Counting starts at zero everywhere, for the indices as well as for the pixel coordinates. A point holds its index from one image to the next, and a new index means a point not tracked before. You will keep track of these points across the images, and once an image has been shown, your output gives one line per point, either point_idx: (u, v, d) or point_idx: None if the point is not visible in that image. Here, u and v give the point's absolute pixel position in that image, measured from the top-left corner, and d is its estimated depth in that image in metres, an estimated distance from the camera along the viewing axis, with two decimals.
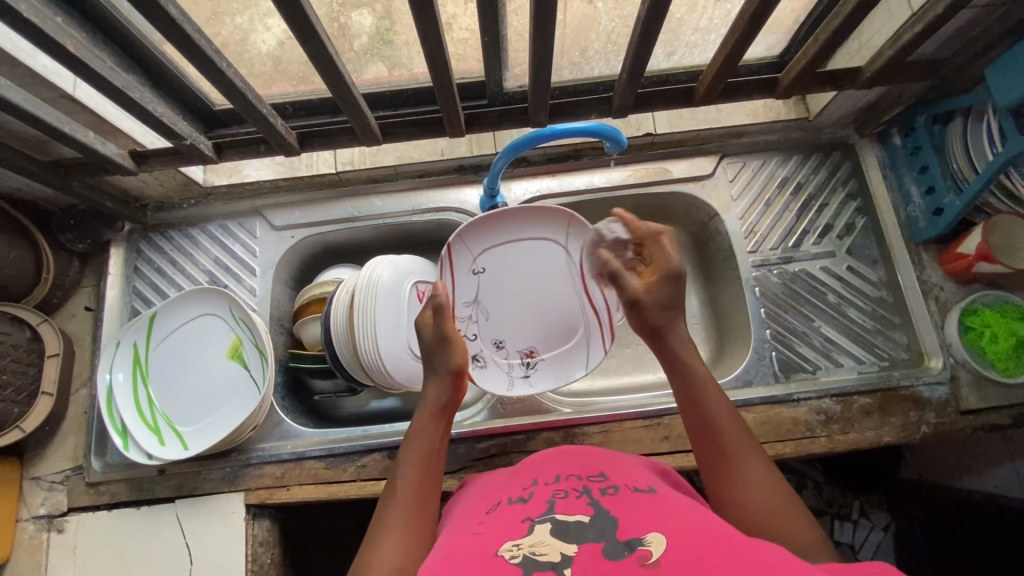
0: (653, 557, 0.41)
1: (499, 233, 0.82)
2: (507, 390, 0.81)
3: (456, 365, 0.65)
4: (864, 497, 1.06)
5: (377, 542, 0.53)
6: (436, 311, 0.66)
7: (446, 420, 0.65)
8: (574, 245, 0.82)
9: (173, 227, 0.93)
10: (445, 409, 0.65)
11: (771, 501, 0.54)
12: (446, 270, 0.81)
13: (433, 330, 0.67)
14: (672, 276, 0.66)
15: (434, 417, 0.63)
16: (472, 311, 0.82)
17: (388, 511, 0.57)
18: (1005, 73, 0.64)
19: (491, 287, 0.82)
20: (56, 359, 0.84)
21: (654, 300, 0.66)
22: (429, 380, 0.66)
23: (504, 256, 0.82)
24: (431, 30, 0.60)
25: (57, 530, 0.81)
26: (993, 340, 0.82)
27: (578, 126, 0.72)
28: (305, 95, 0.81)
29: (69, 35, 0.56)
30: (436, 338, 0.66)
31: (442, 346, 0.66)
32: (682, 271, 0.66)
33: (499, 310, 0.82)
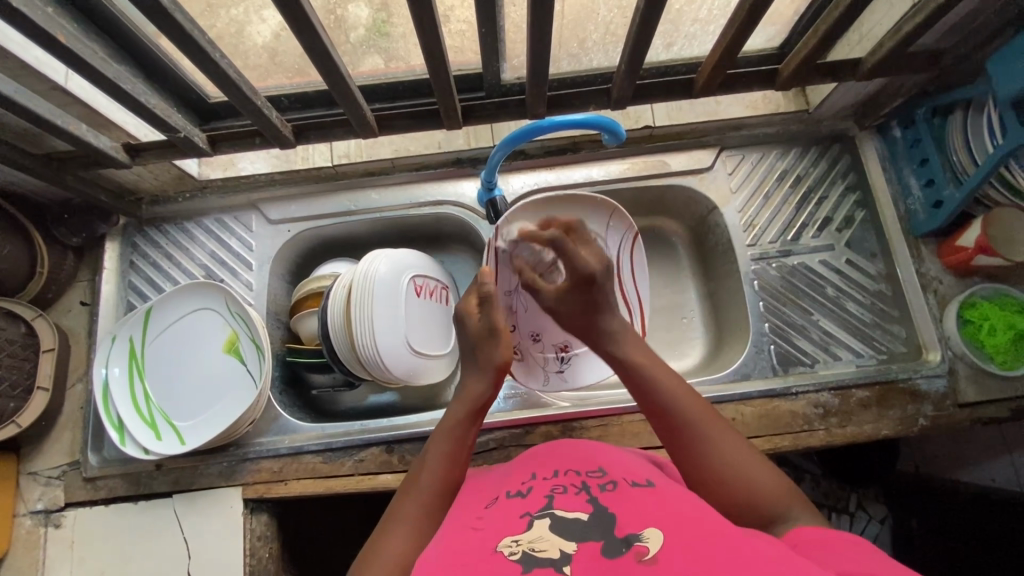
0: (650, 553, 0.40)
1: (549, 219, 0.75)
2: (543, 386, 0.82)
3: (500, 361, 0.65)
4: (861, 490, 1.05)
5: (390, 536, 0.53)
6: (485, 300, 0.67)
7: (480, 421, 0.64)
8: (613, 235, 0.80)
9: (168, 220, 0.92)
10: (481, 409, 0.63)
11: (754, 475, 0.53)
12: (490, 257, 0.75)
13: (481, 320, 0.67)
14: (587, 280, 0.62)
15: (470, 417, 0.62)
16: (512, 301, 0.77)
17: (403, 505, 0.56)
18: (1006, 66, 0.64)
19: (534, 278, 0.77)
20: (52, 353, 0.83)
21: (572, 309, 0.64)
22: (471, 376, 0.65)
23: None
24: (428, 21, 0.59)
25: (54, 525, 0.81)
26: (993, 332, 0.82)
27: (577, 119, 0.71)
28: (300, 88, 0.80)
29: (61, 26, 0.55)
30: (483, 330, 0.66)
31: (489, 338, 0.65)
32: (594, 274, 0.61)
33: (541, 302, 0.78)
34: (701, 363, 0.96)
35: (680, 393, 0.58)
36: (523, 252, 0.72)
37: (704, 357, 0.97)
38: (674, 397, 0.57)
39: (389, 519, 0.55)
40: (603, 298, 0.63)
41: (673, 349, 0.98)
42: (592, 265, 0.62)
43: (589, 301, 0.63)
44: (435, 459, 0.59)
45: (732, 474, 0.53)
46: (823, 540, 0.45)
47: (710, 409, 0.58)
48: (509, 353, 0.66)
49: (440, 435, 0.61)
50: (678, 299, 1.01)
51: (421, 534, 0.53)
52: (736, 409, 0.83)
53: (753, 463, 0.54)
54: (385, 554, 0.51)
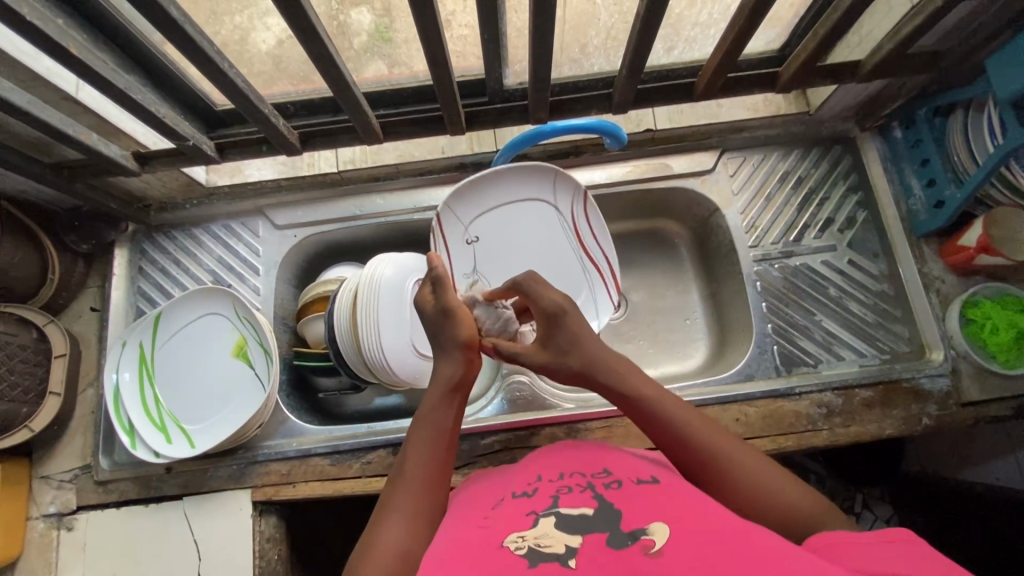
0: (656, 546, 0.41)
1: (496, 194, 0.85)
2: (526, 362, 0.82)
3: (464, 338, 0.64)
4: (867, 489, 1.05)
5: (387, 522, 0.53)
6: (436, 283, 0.67)
7: (460, 400, 0.63)
8: (563, 199, 0.85)
9: (176, 227, 0.93)
10: (458, 387, 0.63)
11: (784, 489, 0.53)
12: (440, 241, 0.84)
13: (435, 305, 0.67)
14: (550, 316, 0.65)
15: (446, 397, 0.62)
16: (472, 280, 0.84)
17: (394, 494, 0.56)
18: (1001, 68, 0.65)
19: (488, 251, 0.85)
20: (63, 358, 0.85)
21: (557, 355, 0.64)
22: (440, 358, 0.65)
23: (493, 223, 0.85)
24: (430, 28, 0.60)
25: (66, 528, 0.82)
26: (994, 332, 0.83)
27: (579, 125, 0.76)
28: (306, 95, 0.81)
29: (72, 37, 0.56)
30: (438, 312, 0.66)
31: (446, 320, 0.65)
32: (561, 309, 0.64)
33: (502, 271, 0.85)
34: (704, 365, 0.96)
35: (692, 424, 0.57)
36: (486, 316, 0.74)
37: (708, 358, 0.97)
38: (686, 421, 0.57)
39: (384, 508, 0.55)
40: (576, 332, 0.64)
41: (676, 350, 0.99)
42: (557, 300, 0.65)
43: (550, 336, 0.65)
44: (421, 442, 0.59)
45: (768, 494, 0.53)
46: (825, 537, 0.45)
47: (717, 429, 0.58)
48: (472, 327, 0.65)
49: (422, 422, 0.61)
50: (682, 300, 1.02)
51: (418, 521, 0.54)
52: (740, 409, 0.83)
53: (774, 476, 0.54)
54: (386, 540, 0.51)
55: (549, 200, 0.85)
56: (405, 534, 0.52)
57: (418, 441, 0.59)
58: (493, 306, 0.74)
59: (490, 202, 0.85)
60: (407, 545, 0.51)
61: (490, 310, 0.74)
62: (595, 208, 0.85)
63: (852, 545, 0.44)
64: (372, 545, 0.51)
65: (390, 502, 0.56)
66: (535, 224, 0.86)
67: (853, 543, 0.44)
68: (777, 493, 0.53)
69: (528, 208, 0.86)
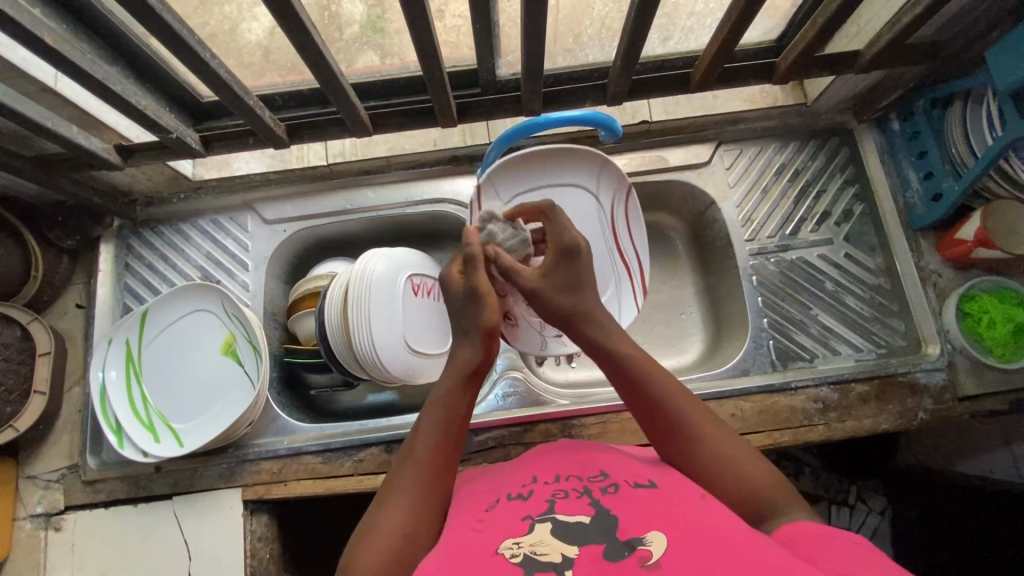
0: (653, 557, 0.40)
1: (541, 175, 0.75)
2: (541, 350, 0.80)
3: (486, 324, 0.62)
4: (861, 482, 1.06)
5: (388, 504, 0.52)
6: (467, 259, 0.65)
7: (474, 386, 0.61)
8: (605, 191, 0.77)
9: (163, 222, 0.91)
10: (473, 376, 0.61)
11: (740, 468, 0.52)
12: (473, 210, 0.74)
13: (462, 286, 0.65)
14: (565, 251, 0.64)
15: (462, 383, 0.60)
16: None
17: (401, 473, 0.55)
18: (1000, 61, 0.64)
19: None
20: (48, 356, 0.83)
21: (555, 285, 0.63)
22: (457, 345, 0.62)
23: (531, 207, 0.76)
24: (420, 18, 0.58)
25: (54, 528, 0.81)
26: (991, 325, 0.82)
27: (567, 116, 0.71)
28: (294, 86, 0.80)
29: (48, 27, 0.54)
30: (465, 295, 0.64)
31: (471, 302, 0.63)
32: (580, 248, 0.63)
33: None
34: (700, 359, 0.96)
35: (666, 381, 0.57)
36: (500, 229, 0.69)
37: (704, 352, 0.97)
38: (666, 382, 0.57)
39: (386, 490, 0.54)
40: (581, 276, 0.64)
41: (672, 345, 0.98)
42: (577, 238, 0.64)
43: (560, 271, 0.63)
44: (431, 425, 0.57)
45: (724, 467, 0.52)
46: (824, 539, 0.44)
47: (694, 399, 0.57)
48: (496, 314, 0.63)
49: (433, 405, 0.59)
50: (678, 294, 1.01)
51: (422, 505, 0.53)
52: (736, 405, 0.83)
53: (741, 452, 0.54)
54: (386, 522, 0.50)
55: (591, 189, 0.77)
56: (409, 515, 0.51)
57: (427, 423, 0.57)
58: (512, 225, 0.70)
59: (530, 181, 0.75)
60: (411, 526, 0.51)
61: (507, 229, 0.69)
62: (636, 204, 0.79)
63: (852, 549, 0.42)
64: (377, 525, 0.50)
65: (396, 482, 0.54)
66: (575, 214, 0.77)
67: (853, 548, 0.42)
68: (734, 467, 0.53)
69: (571, 196, 0.77)
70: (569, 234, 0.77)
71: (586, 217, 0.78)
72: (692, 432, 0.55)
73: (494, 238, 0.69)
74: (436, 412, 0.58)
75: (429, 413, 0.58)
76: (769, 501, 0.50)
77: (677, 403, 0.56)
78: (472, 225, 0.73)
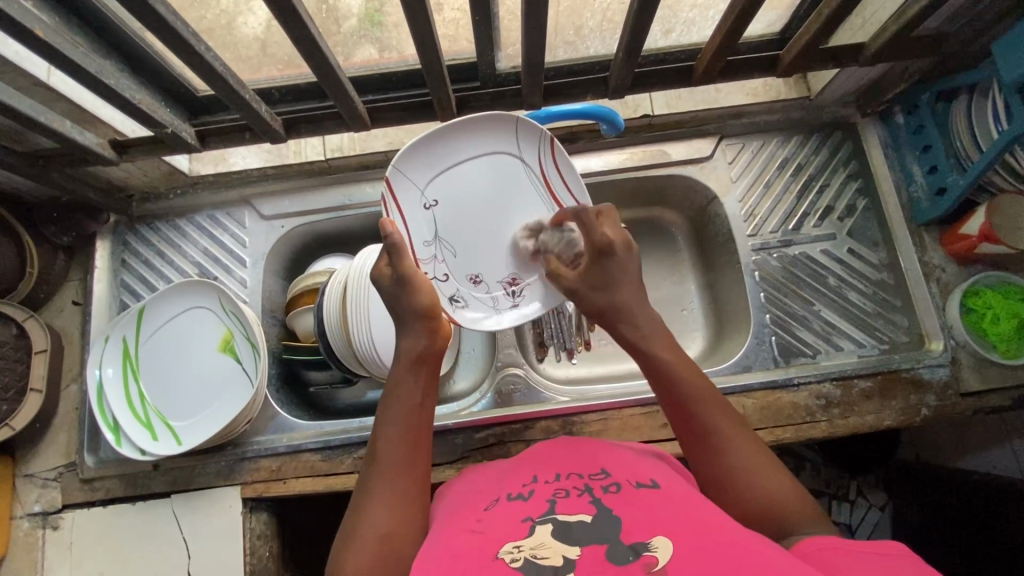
0: (659, 563, 0.40)
1: (456, 147, 0.72)
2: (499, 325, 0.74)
3: (424, 307, 0.61)
4: (861, 477, 1.06)
5: (367, 507, 0.52)
6: (390, 251, 0.61)
7: (428, 373, 0.61)
8: (526, 146, 0.74)
9: (159, 217, 0.90)
10: (422, 359, 0.60)
11: (759, 484, 0.51)
12: (393, 209, 0.68)
13: (392, 278, 0.62)
14: (600, 250, 0.63)
15: (412, 368, 0.60)
16: (436, 250, 0.71)
17: (373, 475, 0.54)
18: (1005, 53, 0.63)
19: (451, 219, 0.72)
20: (44, 354, 0.82)
21: (591, 287, 0.64)
22: (402, 333, 0.62)
23: (455, 183, 0.72)
24: (419, 11, 0.57)
25: (51, 527, 0.81)
26: (995, 321, 0.81)
27: (573, 109, 0.77)
28: (292, 80, 0.78)
29: (40, 20, 0.53)
30: (395, 284, 0.62)
31: (402, 289, 0.61)
32: (613, 245, 0.63)
33: (466, 240, 0.73)
34: (701, 355, 0.95)
35: (704, 390, 0.57)
36: (555, 242, 0.70)
37: (705, 349, 0.96)
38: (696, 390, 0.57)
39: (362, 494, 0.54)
40: (616, 272, 0.63)
41: None
42: (609, 237, 0.63)
43: (597, 268, 0.64)
44: (393, 421, 0.57)
45: (744, 483, 0.52)
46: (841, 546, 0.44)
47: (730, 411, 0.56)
48: (432, 295, 0.62)
49: (389, 399, 0.58)
50: (679, 290, 1.00)
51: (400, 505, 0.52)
52: (738, 401, 0.82)
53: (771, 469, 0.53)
54: (366, 528, 0.50)
55: (511, 149, 0.73)
56: (386, 514, 0.51)
57: (387, 419, 0.57)
58: (562, 229, 0.70)
59: (444, 160, 0.71)
60: (390, 525, 0.51)
61: (559, 235, 0.70)
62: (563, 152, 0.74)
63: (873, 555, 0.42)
64: (357, 531, 0.50)
65: (368, 482, 0.54)
66: (496, 178, 0.73)
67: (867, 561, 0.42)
68: (758, 482, 0.52)
69: (492, 163, 0.73)
70: (498, 200, 0.74)
71: (513, 179, 0.74)
72: (721, 443, 0.54)
73: (550, 247, 0.71)
74: (395, 407, 0.57)
75: (389, 410, 0.58)
76: (787, 520, 0.50)
77: (705, 408, 0.56)
78: (396, 221, 0.68)
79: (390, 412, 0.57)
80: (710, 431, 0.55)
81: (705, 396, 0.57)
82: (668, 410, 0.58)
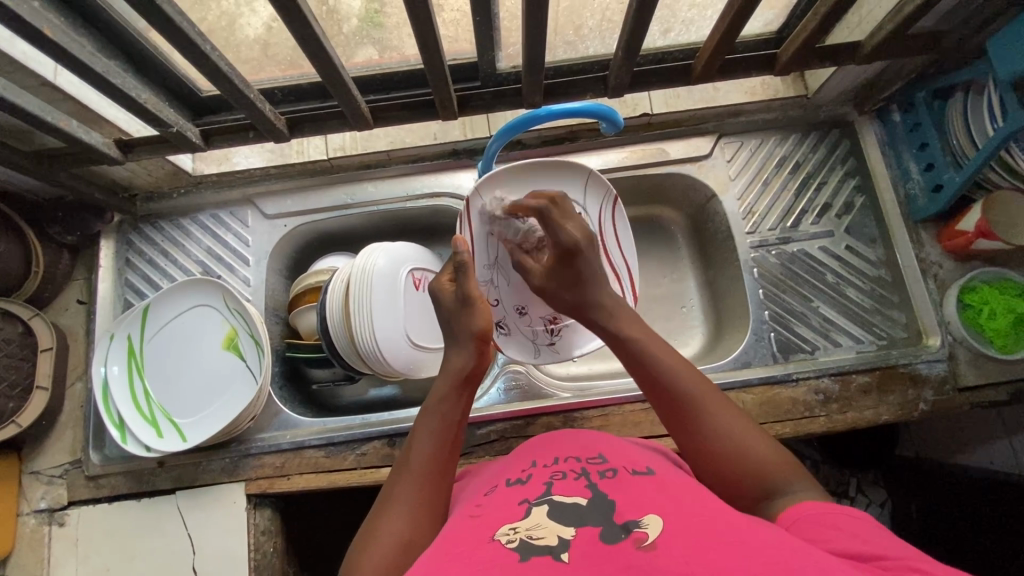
0: (649, 539, 0.40)
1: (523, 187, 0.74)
2: (534, 358, 0.79)
3: (479, 329, 0.63)
4: (861, 474, 1.02)
5: (390, 514, 0.53)
6: (459, 268, 0.65)
7: (469, 391, 0.62)
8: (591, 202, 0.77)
9: (164, 217, 0.91)
10: (468, 380, 0.62)
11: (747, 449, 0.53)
12: (466, 226, 0.74)
13: (455, 294, 0.65)
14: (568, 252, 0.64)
15: (457, 388, 0.61)
16: (493, 274, 0.74)
17: (398, 483, 0.55)
18: (1000, 50, 0.64)
19: (512, 249, 0.74)
20: (50, 352, 0.83)
21: (560, 284, 0.66)
22: (453, 348, 0.64)
23: None
24: (422, 11, 0.58)
25: (57, 524, 0.81)
26: (992, 316, 0.82)
27: (571, 107, 0.72)
28: (295, 80, 0.79)
29: (48, 20, 0.54)
30: (458, 303, 0.65)
31: (462, 308, 0.64)
32: (579, 246, 0.64)
33: (523, 274, 0.75)
34: (701, 351, 0.96)
35: (684, 372, 0.58)
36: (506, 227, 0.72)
37: (705, 345, 0.97)
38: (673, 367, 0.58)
39: (387, 501, 0.55)
40: (582, 272, 0.65)
41: (673, 337, 0.98)
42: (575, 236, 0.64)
43: (562, 272, 0.65)
44: (428, 432, 0.58)
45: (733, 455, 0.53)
46: (826, 517, 0.44)
47: (706, 382, 0.58)
48: (489, 320, 0.64)
49: (430, 412, 0.60)
50: (678, 287, 1.01)
51: (419, 515, 0.53)
52: (737, 396, 0.83)
53: (748, 430, 0.55)
54: (386, 533, 0.51)
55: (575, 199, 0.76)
56: (407, 525, 0.52)
57: (423, 431, 0.58)
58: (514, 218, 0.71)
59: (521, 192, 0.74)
60: (409, 535, 0.51)
61: (510, 223, 0.72)
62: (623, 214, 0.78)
63: (858, 528, 0.42)
64: (374, 536, 0.51)
65: (393, 489, 0.55)
66: None
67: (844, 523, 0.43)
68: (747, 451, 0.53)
69: None
70: None
71: None
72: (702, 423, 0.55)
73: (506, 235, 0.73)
74: (432, 420, 0.59)
75: (426, 421, 0.59)
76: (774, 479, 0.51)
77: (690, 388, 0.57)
78: (465, 237, 0.73)
79: (426, 424, 0.59)
80: (688, 404, 0.56)
81: (684, 373, 0.58)
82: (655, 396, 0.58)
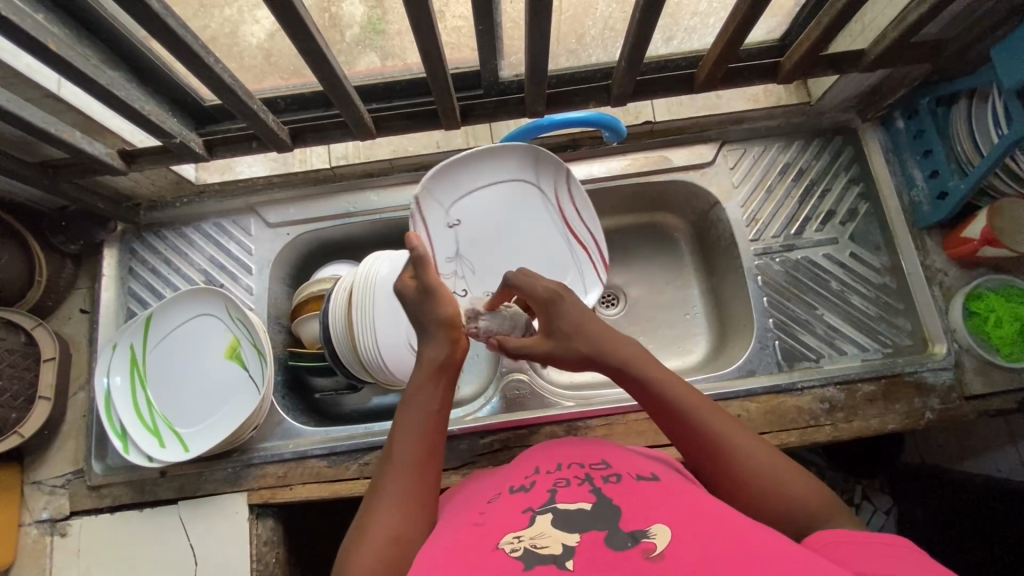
0: (657, 550, 0.40)
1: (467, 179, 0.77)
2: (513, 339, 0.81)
3: (445, 316, 0.63)
4: (866, 481, 1.07)
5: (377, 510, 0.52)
6: (417, 263, 0.64)
7: (447, 380, 0.62)
8: (547, 181, 0.81)
9: (166, 225, 0.91)
10: (442, 369, 0.61)
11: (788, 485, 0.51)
12: (420, 224, 0.74)
13: (415, 287, 0.65)
14: (545, 303, 0.65)
15: (433, 377, 0.61)
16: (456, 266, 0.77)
17: (384, 478, 0.55)
18: (1005, 58, 0.64)
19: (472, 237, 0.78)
20: (53, 362, 0.83)
21: (557, 346, 0.63)
22: (426, 340, 0.63)
23: (474, 204, 0.78)
24: (424, 20, 0.58)
25: (59, 534, 0.81)
26: (998, 324, 0.82)
27: (574, 117, 0.76)
28: (297, 89, 0.80)
29: (51, 33, 0.54)
30: (420, 294, 0.64)
31: (426, 299, 0.64)
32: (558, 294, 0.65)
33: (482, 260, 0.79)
34: (705, 358, 0.96)
35: (713, 414, 0.55)
36: (497, 325, 0.72)
37: (709, 352, 0.96)
38: (701, 409, 0.56)
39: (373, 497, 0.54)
40: (570, 315, 0.64)
41: (676, 345, 0.98)
42: (550, 287, 0.66)
43: (550, 323, 0.64)
44: (410, 425, 0.57)
45: (775, 492, 0.51)
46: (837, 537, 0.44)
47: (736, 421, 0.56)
48: (450, 304, 0.64)
49: (409, 403, 0.59)
50: (681, 294, 1.01)
51: (407, 508, 0.52)
52: (742, 405, 0.82)
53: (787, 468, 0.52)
54: (377, 530, 0.50)
55: (537, 186, 0.81)
56: (396, 519, 0.51)
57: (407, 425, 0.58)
58: (500, 310, 0.73)
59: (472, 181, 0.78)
60: (399, 530, 0.50)
61: (498, 314, 0.73)
62: (580, 188, 0.82)
63: (871, 551, 0.42)
64: (364, 533, 0.50)
65: (379, 483, 0.55)
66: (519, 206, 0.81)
67: (851, 545, 0.43)
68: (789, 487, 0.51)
69: (512, 191, 0.80)
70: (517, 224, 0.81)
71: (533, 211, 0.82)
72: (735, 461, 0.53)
73: (494, 331, 0.72)
74: (416, 413, 0.58)
75: (408, 415, 0.58)
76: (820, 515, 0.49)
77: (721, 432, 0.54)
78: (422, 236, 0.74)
79: (410, 418, 0.58)
80: (722, 446, 0.54)
81: (715, 415, 0.55)
82: (688, 443, 0.56)
